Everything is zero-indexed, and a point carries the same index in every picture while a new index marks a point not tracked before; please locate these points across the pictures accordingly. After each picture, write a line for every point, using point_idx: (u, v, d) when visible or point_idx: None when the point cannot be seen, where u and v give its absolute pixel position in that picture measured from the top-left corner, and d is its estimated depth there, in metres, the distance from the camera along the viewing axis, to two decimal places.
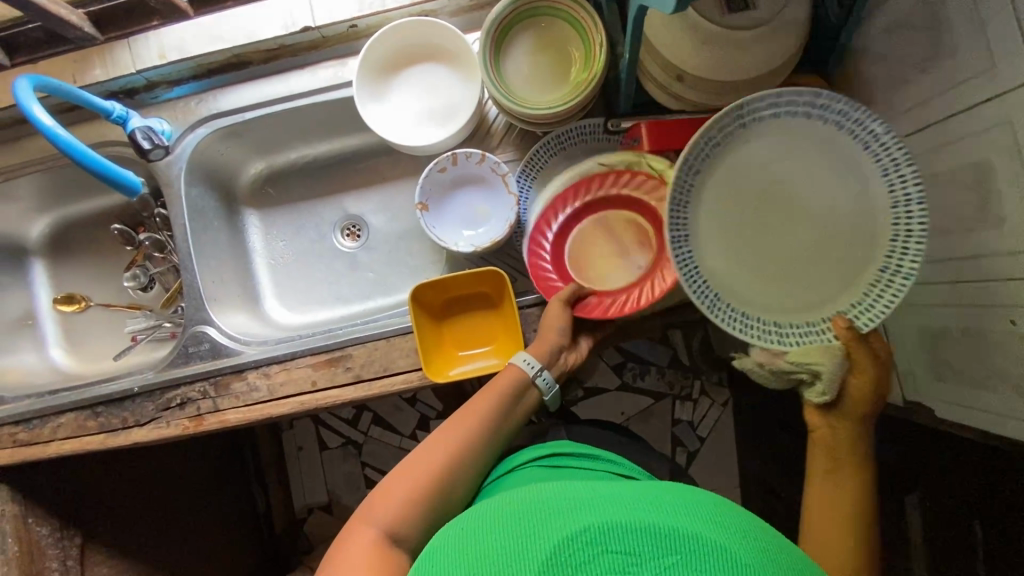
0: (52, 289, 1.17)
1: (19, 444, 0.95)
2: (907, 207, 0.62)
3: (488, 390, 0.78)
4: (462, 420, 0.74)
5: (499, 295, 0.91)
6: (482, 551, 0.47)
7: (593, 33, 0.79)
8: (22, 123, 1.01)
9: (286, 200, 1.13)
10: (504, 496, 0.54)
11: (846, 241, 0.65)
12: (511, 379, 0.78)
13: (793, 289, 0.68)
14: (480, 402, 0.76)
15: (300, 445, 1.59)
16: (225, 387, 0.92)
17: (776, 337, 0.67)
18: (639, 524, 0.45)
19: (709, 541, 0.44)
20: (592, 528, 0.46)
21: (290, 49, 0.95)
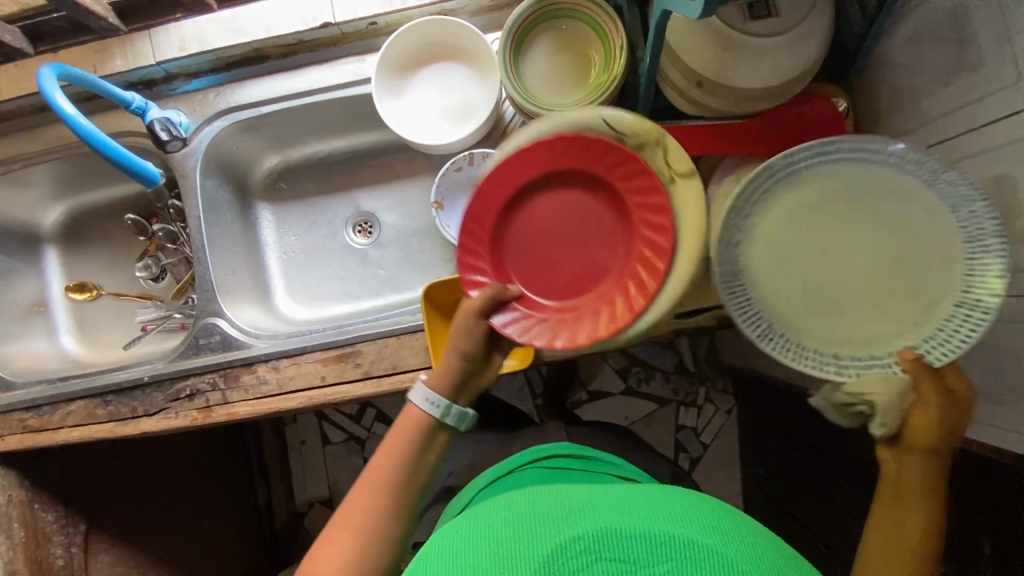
0: (65, 277, 1.18)
1: (29, 430, 0.96)
2: (983, 240, 0.57)
3: (393, 434, 0.69)
4: (374, 478, 0.66)
5: None
6: (478, 553, 0.47)
7: (614, 36, 0.79)
8: (41, 111, 1.02)
9: (300, 195, 1.14)
10: (499, 503, 0.54)
11: (915, 274, 0.61)
12: (414, 421, 0.69)
13: (857, 322, 0.63)
14: (391, 447, 0.68)
15: (303, 440, 1.60)
16: (234, 379, 0.92)
17: (832, 367, 0.62)
18: (635, 529, 0.46)
19: (704, 546, 0.44)
20: (589, 533, 0.46)
21: (309, 44, 0.95)
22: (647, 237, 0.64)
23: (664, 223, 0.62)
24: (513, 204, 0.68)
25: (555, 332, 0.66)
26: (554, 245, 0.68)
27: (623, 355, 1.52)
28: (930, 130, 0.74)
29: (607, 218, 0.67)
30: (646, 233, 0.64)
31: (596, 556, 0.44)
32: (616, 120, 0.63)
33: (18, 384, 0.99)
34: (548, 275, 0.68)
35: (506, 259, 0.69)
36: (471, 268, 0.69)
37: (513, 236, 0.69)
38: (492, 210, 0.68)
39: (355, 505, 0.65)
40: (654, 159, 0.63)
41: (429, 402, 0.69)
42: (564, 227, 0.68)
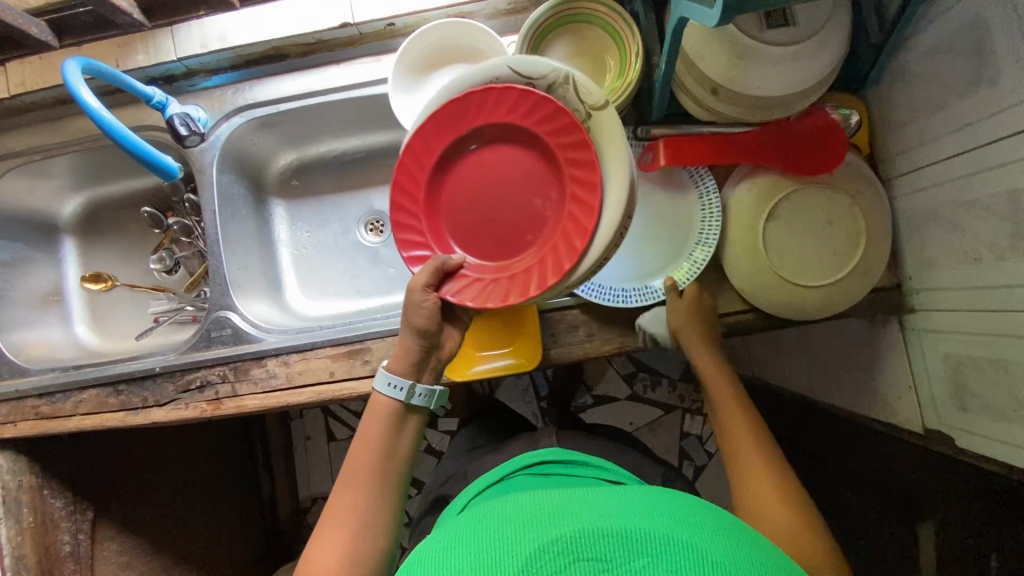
0: (81, 266, 1.19)
1: (41, 416, 0.97)
2: (710, 203, 0.86)
3: (360, 440, 0.69)
4: (348, 487, 0.65)
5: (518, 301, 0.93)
6: (464, 557, 0.47)
7: (628, 39, 0.80)
8: (64, 104, 1.03)
9: (313, 192, 1.15)
10: (485, 509, 0.54)
11: (675, 234, 0.88)
12: (379, 419, 0.69)
13: (641, 268, 0.88)
14: (361, 451, 0.68)
15: (309, 435, 1.61)
16: (245, 372, 0.93)
17: (621, 296, 0.85)
18: (616, 529, 0.45)
19: (679, 541, 0.45)
20: (571, 533, 0.46)
21: (327, 44, 0.96)
22: (572, 176, 0.62)
23: (584, 157, 0.60)
24: (439, 169, 0.67)
25: (495, 289, 0.65)
26: (486, 205, 0.66)
27: (629, 360, 1.52)
28: (945, 142, 0.74)
29: (534, 164, 0.64)
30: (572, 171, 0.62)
31: (578, 557, 0.44)
32: (523, 64, 0.62)
33: (33, 370, 1.01)
34: (487, 231, 0.66)
35: (443, 226, 0.68)
36: (410, 244, 0.68)
37: (446, 202, 0.67)
38: (422, 179, 0.67)
39: (332, 517, 0.64)
40: (566, 98, 0.62)
41: (393, 386, 0.70)
42: (491, 184, 0.66)
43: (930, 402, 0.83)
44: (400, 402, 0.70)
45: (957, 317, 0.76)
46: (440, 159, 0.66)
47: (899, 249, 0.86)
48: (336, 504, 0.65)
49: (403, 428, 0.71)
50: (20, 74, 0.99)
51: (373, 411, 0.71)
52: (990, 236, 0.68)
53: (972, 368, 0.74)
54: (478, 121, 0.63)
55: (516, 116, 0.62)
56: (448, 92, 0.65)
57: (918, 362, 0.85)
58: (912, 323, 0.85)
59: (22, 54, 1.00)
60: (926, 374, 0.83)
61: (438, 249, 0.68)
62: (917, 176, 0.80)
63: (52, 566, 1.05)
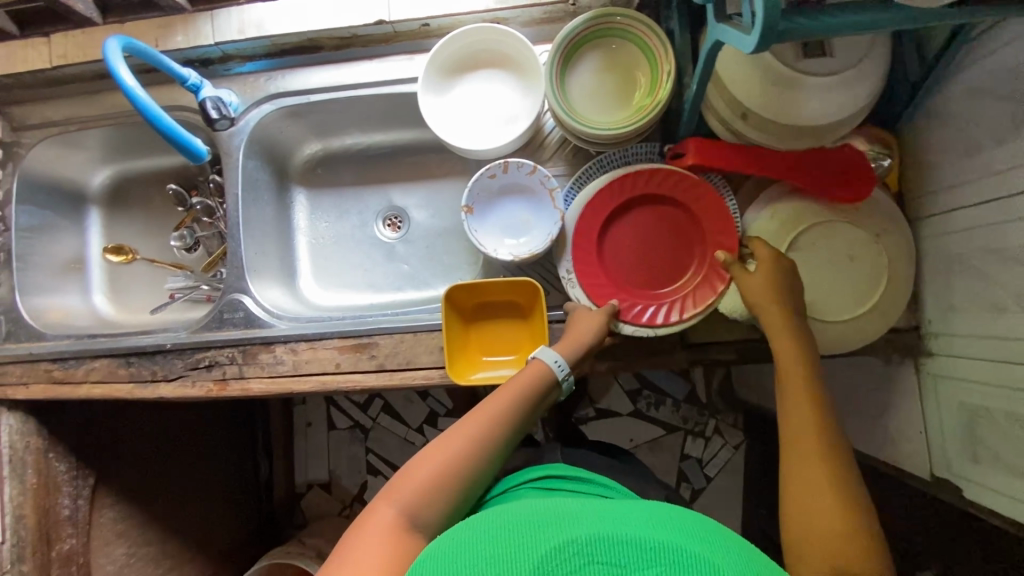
0: (105, 237, 1.21)
1: (52, 382, 0.99)
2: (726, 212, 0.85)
3: (503, 388, 0.74)
4: (475, 420, 0.70)
5: (531, 308, 0.90)
6: (478, 552, 0.48)
7: (659, 53, 0.79)
8: (102, 79, 1.06)
9: (335, 183, 1.16)
10: (501, 509, 0.55)
11: None
12: (527, 380, 0.75)
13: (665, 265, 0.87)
14: (499, 397, 0.72)
15: (309, 422, 1.63)
16: (253, 356, 0.94)
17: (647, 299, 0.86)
18: (630, 536, 0.47)
19: (696, 554, 0.45)
20: (587, 536, 0.47)
21: (361, 39, 0.97)
22: (710, 217, 0.81)
23: (724, 214, 0.80)
24: (601, 242, 0.85)
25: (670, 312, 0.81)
26: (646, 256, 0.85)
27: (635, 377, 1.51)
28: (977, 187, 0.72)
29: (671, 216, 0.84)
30: (709, 217, 0.82)
31: (593, 560, 0.45)
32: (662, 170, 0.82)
33: (48, 336, 1.02)
34: (645, 274, 0.85)
35: (615, 283, 0.84)
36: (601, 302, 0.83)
37: (611, 263, 0.85)
38: (592, 238, 0.84)
39: (451, 436, 0.68)
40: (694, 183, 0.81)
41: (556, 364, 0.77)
42: (648, 238, 0.85)
43: (939, 450, 0.82)
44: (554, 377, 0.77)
45: (974, 366, 0.74)
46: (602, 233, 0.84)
47: (920, 291, 0.84)
48: (455, 430, 0.69)
49: (540, 400, 0.75)
50: (62, 46, 1.01)
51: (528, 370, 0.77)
52: (1017, 286, 0.66)
53: (987, 420, 0.72)
54: (633, 193, 0.83)
55: (665, 186, 0.82)
56: (600, 180, 0.84)
57: (931, 407, 0.83)
58: (927, 367, 0.83)
59: (66, 28, 1.02)
60: (938, 421, 0.81)
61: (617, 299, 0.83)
62: (945, 220, 0.79)
63: (50, 528, 1.06)
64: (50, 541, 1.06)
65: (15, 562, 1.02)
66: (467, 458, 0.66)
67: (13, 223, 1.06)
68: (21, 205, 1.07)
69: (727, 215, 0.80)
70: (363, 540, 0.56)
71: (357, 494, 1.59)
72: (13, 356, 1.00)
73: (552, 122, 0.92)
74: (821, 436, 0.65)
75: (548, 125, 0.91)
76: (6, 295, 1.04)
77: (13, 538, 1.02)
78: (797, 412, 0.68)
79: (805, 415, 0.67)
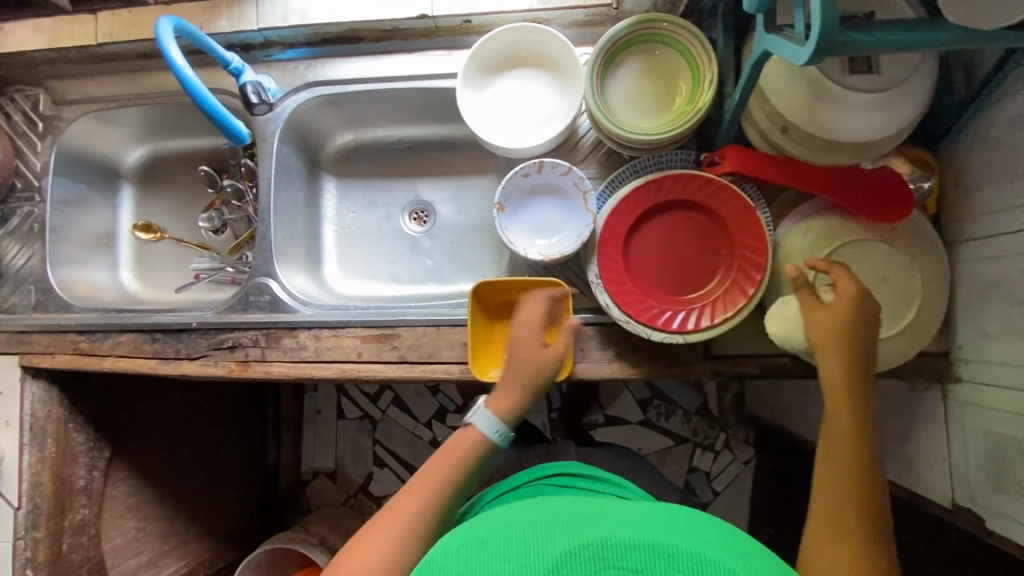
0: (135, 215, 1.23)
1: (78, 353, 1.00)
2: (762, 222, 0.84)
3: (437, 461, 0.71)
4: (413, 500, 0.66)
5: (556, 308, 0.90)
6: (489, 552, 0.49)
7: (701, 62, 0.79)
8: (144, 58, 1.07)
9: (364, 174, 1.17)
10: (515, 509, 0.55)
11: None
12: (468, 444, 0.72)
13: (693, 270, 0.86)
14: (437, 470, 0.69)
15: (319, 410, 1.64)
16: (276, 339, 0.95)
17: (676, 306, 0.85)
18: (644, 540, 0.46)
19: (711, 559, 0.45)
20: (600, 539, 0.47)
21: (402, 32, 0.97)
22: (738, 220, 0.80)
23: (753, 217, 0.78)
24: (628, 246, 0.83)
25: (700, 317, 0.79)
26: (673, 260, 0.83)
27: (646, 386, 1.50)
28: (1018, 213, 0.71)
29: (699, 221, 0.83)
30: (737, 221, 0.80)
31: (607, 563, 0.45)
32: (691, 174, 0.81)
33: (77, 308, 1.03)
34: (673, 279, 0.83)
35: (642, 288, 0.83)
36: (629, 307, 0.81)
37: (638, 268, 0.84)
38: (619, 242, 0.82)
39: (388, 519, 0.64)
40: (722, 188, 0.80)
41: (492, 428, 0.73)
42: (675, 243, 0.83)
43: (962, 477, 0.80)
44: (489, 443, 0.73)
45: (1004, 394, 0.73)
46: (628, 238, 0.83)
47: (951, 316, 0.83)
48: (399, 502, 0.67)
49: (484, 461, 0.72)
50: (108, 24, 1.03)
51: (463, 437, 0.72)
52: None
53: (1015, 449, 0.71)
54: (661, 197, 0.82)
55: (693, 189, 0.81)
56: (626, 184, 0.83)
57: (956, 434, 0.82)
58: (954, 393, 0.82)
59: (113, 6, 1.04)
60: (962, 448, 0.80)
61: (645, 304, 0.81)
62: (982, 245, 0.78)
63: (65, 498, 1.07)
64: (64, 510, 1.07)
65: (29, 528, 1.03)
66: (414, 537, 0.64)
67: (49, 195, 1.07)
68: (57, 178, 1.08)
69: (755, 218, 0.78)
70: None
71: (362, 485, 1.59)
72: (40, 325, 1.01)
73: (587, 124, 0.92)
74: (856, 478, 0.64)
75: (583, 128, 0.91)
76: (38, 265, 1.06)
77: (29, 504, 1.03)
78: (838, 451, 0.66)
79: (848, 457, 0.65)
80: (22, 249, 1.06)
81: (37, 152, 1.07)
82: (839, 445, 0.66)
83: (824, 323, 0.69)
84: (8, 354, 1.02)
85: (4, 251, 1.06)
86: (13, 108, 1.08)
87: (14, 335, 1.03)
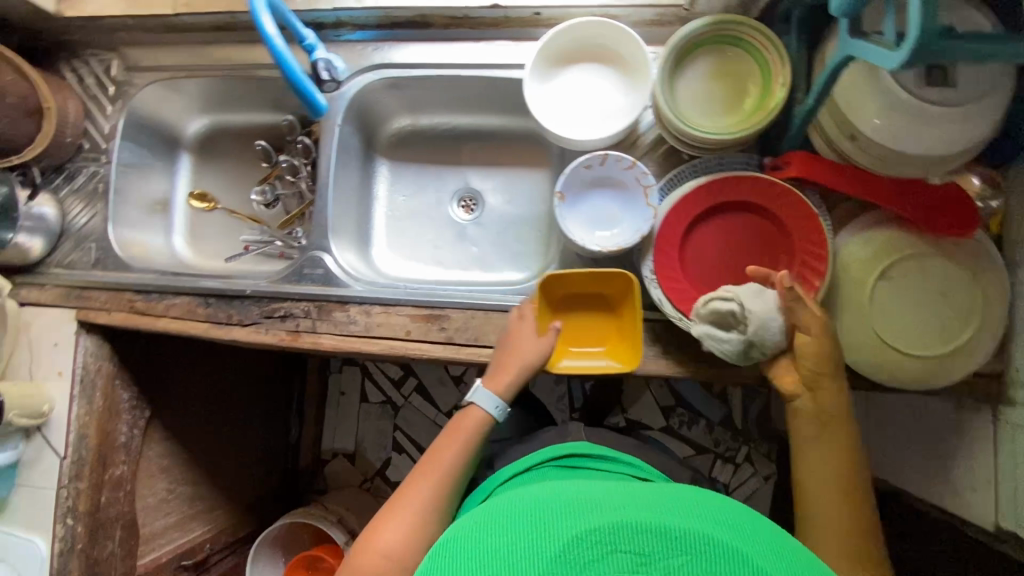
0: (191, 183, 1.26)
1: (133, 311, 1.03)
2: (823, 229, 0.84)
3: (432, 452, 0.80)
4: (419, 483, 0.76)
5: (621, 300, 0.91)
6: (503, 537, 0.50)
7: (774, 65, 0.79)
8: (217, 32, 1.10)
9: (416, 160, 1.19)
10: (524, 492, 0.56)
11: None
12: (465, 432, 0.82)
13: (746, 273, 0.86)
14: (437, 453, 0.80)
15: (343, 391, 1.66)
16: (328, 312, 0.97)
17: None
18: (650, 522, 0.47)
19: (718, 541, 0.46)
20: (608, 524, 0.47)
21: (471, 20, 0.99)
22: (798, 227, 0.80)
23: (814, 225, 0.79)
24: (683, 247, 0.84)
25: None
26: (728, 263, 0.84)
27: (671, 393, 1.50)
28: None
29: (756, 224, 0.83)
30: (796, 228, 0.80)
31: (617, 549, 0.46)
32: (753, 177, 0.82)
33: (135, 268, 1.06)
34: (726, 280, 0.84)
35: (695, 289, 0.84)
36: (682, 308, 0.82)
37: (691, 269, 0.84)
38: (676, 242, 0.83)
39: (399, 504, 0.73)
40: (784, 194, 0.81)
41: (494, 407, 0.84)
42: (731, 245, 0.84)
43: (1009, 501, 0.80)
44: (490, 417, 0.84)
45: None
46: (683, 239, 0.84)
47: (1009, 338, 0.82)
48: (414, 480, 0.76)
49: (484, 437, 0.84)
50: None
51: (466, 417, 0.84)
52: None
53: None
54: (719, 199, 0.83)
55: (753, 193, 0.81)
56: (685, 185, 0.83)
57: (1005, 457, 0.81)
58: (1007, 416, 0.81)
59: None
60: (1012, 471, 0.79)
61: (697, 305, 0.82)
62: None
63: (107, 452, 1.10)
64: (106, 464, 1.10)
65: (72, 478, 1.05)
66: (427, 511, 0.73)
67: (115, 157, 1.10)
68: (124, 141, 1.11)
69: (817, 225, 0.78)
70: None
71: (380, 469, 1.61)
72: (100, 282, 1.05)
73: (648, 121, 0.92)
74: (840, 476, 0.70)
75: (644, 125, 0.92)
76: (100, 224, 1.09)
77: (73, 455, 1.05)
78: (819, 454, 0.72)
79: (834, 460, 0.71)
80: (85, 207, 1.09)
81: (107, 115, 1.10)
82: (824, 451, 0.72)
83: (814, 346, 0.72)
84: (66, 307, 1.05)
85: (68, 208, 1.09)
86: (87, 70, 1.12)
87: (73, 289, 1.06)
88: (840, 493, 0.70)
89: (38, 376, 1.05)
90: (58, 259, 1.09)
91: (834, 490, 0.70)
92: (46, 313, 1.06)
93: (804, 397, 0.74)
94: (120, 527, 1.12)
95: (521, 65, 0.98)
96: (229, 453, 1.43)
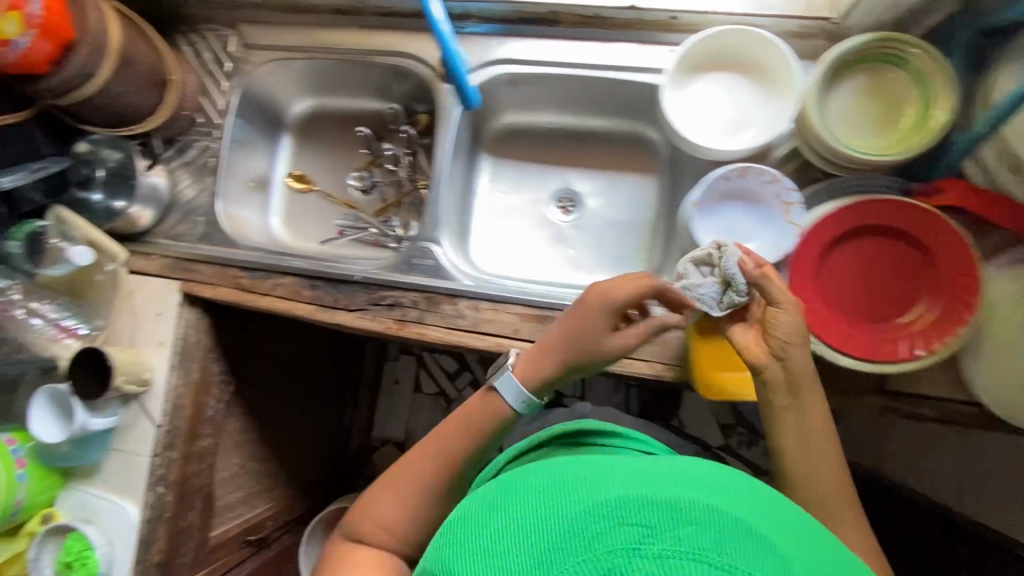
0: (290, 163, 1.26)
1: (239, 288, 1.04)
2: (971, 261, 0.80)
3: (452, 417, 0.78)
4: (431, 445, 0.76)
5: None
6: (503, 513, 0.46)
7: (934, 87, 0.76)
8: (337, 15, 1.10)
9: (518, 157, 1.18)
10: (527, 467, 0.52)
11: None
12: (478, 410, 0.77)
13: None
14: (455, 419, 0.77)
15: (397, 379, 1.67)
16: (435, 304, 0.97)
17: None
18: (661, 498, 0.43)
19: (725, 513, 0.42)
20: (614, 496, 0.43)
21: (603, 20, 0.97)
22: (947, 254, 0.77)
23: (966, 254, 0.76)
24: (818, 268, 0.82)
25: (897, 348, 0.77)
26: (862, 287, 0.82)
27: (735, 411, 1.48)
28: None
29: (897, 249, 0.81)
30: (944, 255, 0.77)
31: (621, 522, 0.41)
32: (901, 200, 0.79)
33: (241, 245, 1.07)
34: (860, 305, 0.81)
35: (829, 312, 0.81)
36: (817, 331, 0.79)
37: (825, 291, 0.82)
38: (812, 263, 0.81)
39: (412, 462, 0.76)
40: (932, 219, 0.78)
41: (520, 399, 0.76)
42: (867, 270, 0.81)
43: None
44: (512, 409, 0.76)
45: None
46: (819, 260, 0.81)
47: None
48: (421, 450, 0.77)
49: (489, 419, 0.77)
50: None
51: (479, 399, 0.77)
52: None
53: None
54: (861, 220, 0.80)
55: (899, 217, 0.79)
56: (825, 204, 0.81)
57: None
58: None
59: None
60: None
61: (832, 329, 0.79)
62: None
63: (196, 424, 1.11)
64: (195, 437, 1.11)
65: (165, 447, 1.06)
66: (422, 481, 0.74)
67: (227, 133, 1.11)
68: (237, 118, 1.12)
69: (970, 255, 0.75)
70: (351, 571, 0.70)
71: None
72: (208, 256, 1.06)
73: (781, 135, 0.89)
74: (823, 455, 0.72)
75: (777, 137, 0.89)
76: (208, 198, 1.10)
77: (167, 425, 1.06)
78: (797, 428, 0.72)
79: (813, 437, 0.72)
80: (195, 181, 1.10)
81: (223, 91, 1.11)
82: (801, 420, 0.73)
83: (789, 320, 0.72)
84: (171, 278, 1.06)
85: (178, 180, 1.10)
86: (205, 45, 1.12)
87: (179, 261, 1.07)
88: (804, 460, 0.72)
89: (139, 344, 1.06)
90: (165, 229, 1.10)
91: (810, 466, 0.71)
92: (151, 282, 1.06)
93: (774, 367, 0.73)
94: (200, 499, 1.14)
95: (651, 68, 0.96)
96: (295, 433, 1.44)
